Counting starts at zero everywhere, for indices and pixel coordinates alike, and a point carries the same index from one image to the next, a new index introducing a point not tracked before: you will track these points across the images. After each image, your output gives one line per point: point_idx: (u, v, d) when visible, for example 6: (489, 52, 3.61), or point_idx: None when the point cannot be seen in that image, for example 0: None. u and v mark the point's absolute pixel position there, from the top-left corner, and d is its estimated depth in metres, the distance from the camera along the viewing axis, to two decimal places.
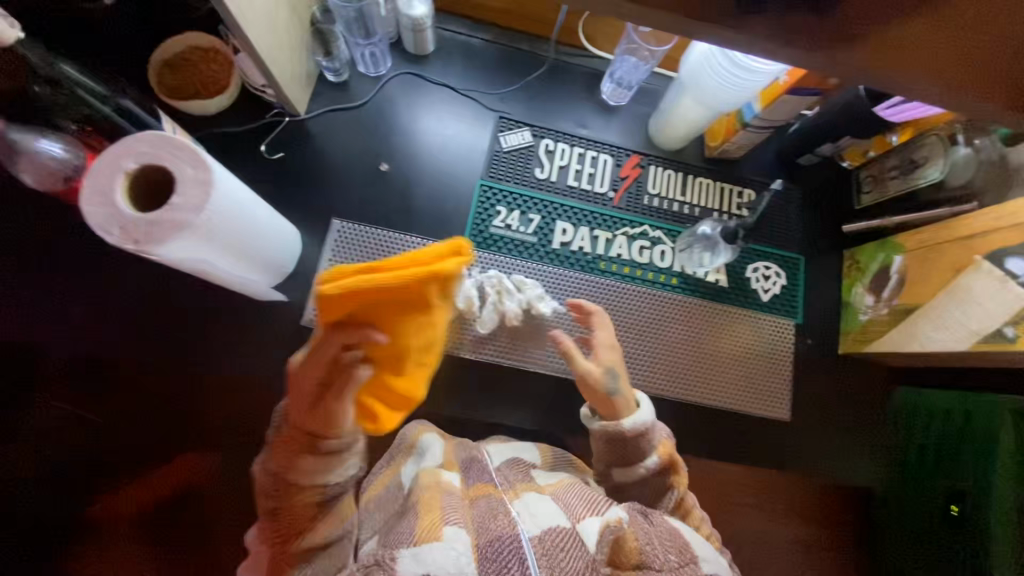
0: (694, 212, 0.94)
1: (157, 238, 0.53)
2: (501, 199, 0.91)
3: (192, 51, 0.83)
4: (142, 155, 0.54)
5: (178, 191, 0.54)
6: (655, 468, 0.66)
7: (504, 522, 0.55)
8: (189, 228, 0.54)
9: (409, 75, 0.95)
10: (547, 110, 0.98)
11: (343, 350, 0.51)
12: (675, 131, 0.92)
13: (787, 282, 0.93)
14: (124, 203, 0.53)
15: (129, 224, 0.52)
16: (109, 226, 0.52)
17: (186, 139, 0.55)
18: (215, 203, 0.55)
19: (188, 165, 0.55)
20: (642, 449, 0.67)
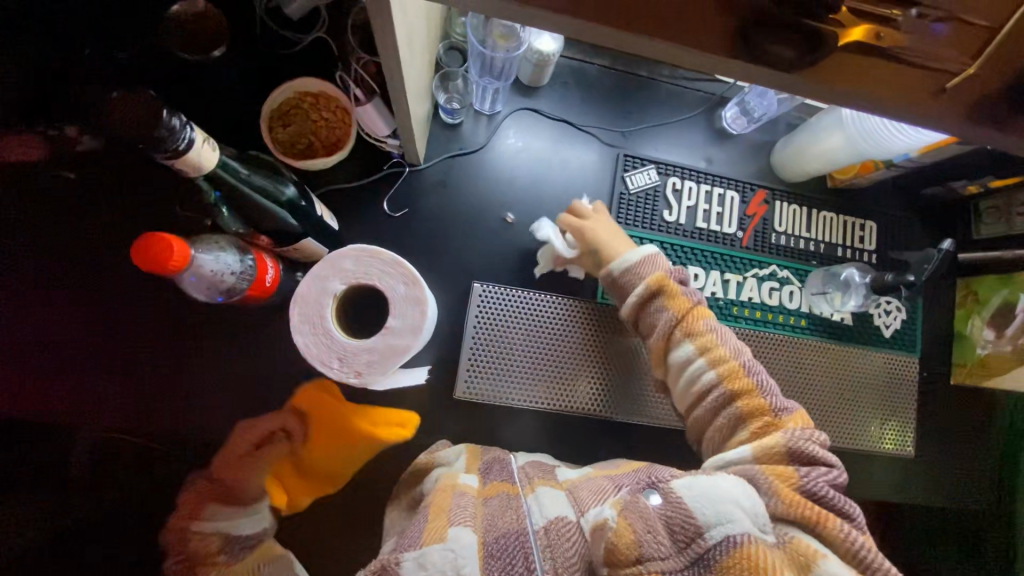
0: (819, 249, 0.92)
1: (376, 367, 0.54)
2: (631, 246, 0.87)
3: (301, 98, 0.75)
4: (348, 275, 0.54)
5: (393, 313, 0.55)
6: (659, 307, 0.69)
7: (511, 519, 0.59)
8: (406, 351, 0.55)
9: (523, 110, 0.88)
10: (669, 143, 0.91)
11: (272, 431, 0.74)
12: (807, 169, 0.88)
13: (907, 317, 0.94)
14: (336, 329, 0.54)
15: (348, 353, 0.53)
16: (329, 359, 0.54)
17: (390, 255, 0.54)
18: (426, 321, 0.56)
19: (398, 284, 0.55)
20: (627, 285, 0.71)
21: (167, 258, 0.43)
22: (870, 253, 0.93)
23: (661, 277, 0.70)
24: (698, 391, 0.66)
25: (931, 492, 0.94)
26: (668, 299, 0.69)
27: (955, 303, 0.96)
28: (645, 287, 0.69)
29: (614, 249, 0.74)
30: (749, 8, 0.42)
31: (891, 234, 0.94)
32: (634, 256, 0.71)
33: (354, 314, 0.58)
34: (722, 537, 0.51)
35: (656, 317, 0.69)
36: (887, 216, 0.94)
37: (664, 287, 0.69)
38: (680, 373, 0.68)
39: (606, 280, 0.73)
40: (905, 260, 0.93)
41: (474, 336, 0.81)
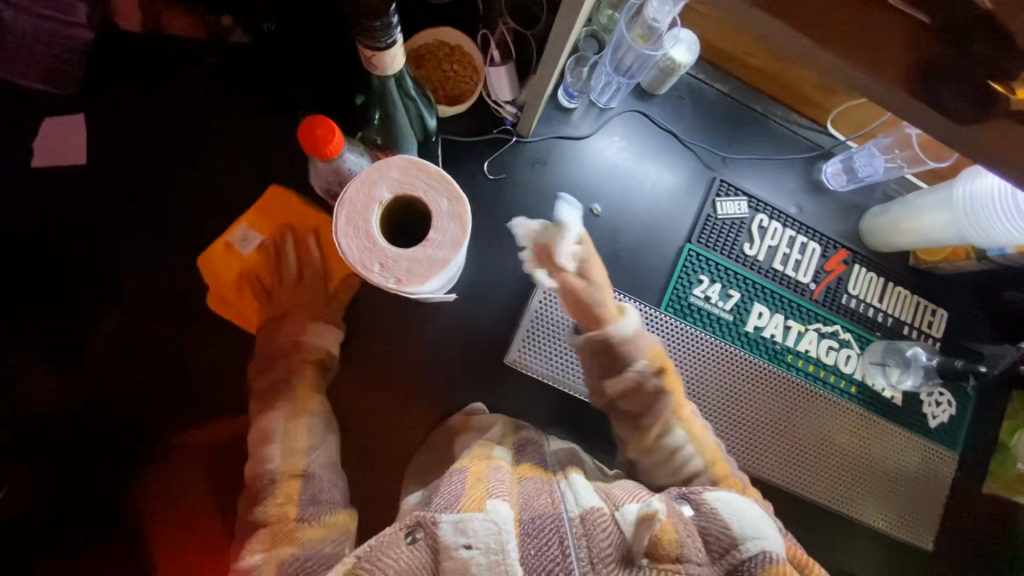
0: (887, 322, 0.91)
1: (418, 275, 0.49)
2: (704, 268, 0.88)
3: (438, 45, 0.78)
4: (395, 183, 0.50)
5: (437, 225, 0.50)
6: (655, 387, 0.67)
7: (547, 503, 0.60)
8: (446, 266, 0.50)
9: (636, 113, 0.90)
10: (766, 181, 0.92)
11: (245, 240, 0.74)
12: (895, 240, 0.88)
13: (956, 412, 0.92)
14: (381, 237, 0.50)
15: (390, 260, 0.49)
16: (370, 262, 0.49)
17: (436, 167, 0.51)
18: (468, 238, 0.51)
19: (444, 199, 0.51)
20: (628, 355, 0.66)
21: (326, 139, 0.46)
22: (936, 339, 0.92)
23: (659, 353, 0.68)
24: (682, 468, 0.66)
25: None
26: (664, 380, 0.67)
27: (1006, 413, 0.95)
28: (645, 363, 0.66)
29: (610, 310, 0.67)
30: (933, 55, 0.43)
31: (959, 326, 0.93)
32: (630, 327, 0.67)
33: (403, 228, 0.52)
34: (759, 549, 0.55)
35: (649, 395, 0.67)
36: (961, 308, 0.93)
37: (665, 369, 0.67)
38: (661, 449, 0.67)
39: (598, 346, 0.67)
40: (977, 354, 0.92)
41: (538, 312, 0.82)
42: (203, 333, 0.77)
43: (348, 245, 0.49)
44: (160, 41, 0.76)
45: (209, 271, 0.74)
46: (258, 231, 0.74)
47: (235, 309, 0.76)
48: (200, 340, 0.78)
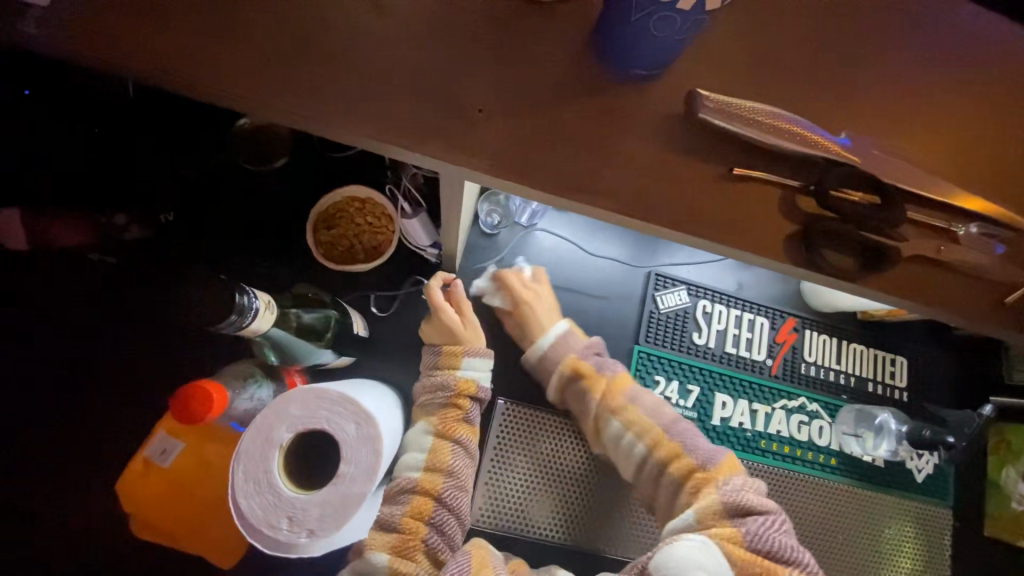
0: (850, 383, 0.90)
1: (330, 522, 0.45)
2: (658, 367, 0.85)
3: (348, 202, 0.75)
4: (295, 420, 0.47)
5: (347, 456, 0.47)
6: (580, 390, 0.72)
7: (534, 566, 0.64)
8: (363, 502, 0.46)
9: (561, 223, 0.89)
10: (702, 264, 0.91)
11: (156, 452, 0.66)
12: (835, 304, 0.88)
13: (940, 462, 0.90)
14: (287, 486, 0.45)
15: (300, 512, 0.45)
16: (277, 519, 0.45)
17: (337, 391, 0.47)
18: (385, 460, 0.47)
19: (352, 422, 0.47)
20: (548, 370, 0.75)
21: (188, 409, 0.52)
22: (901, 390, 0.91)
23: (573, 359, 0.73)
24: (635, 461, 0.68)
25: None
26: (586, 382, 0.71)
27: (986, 448, 0.92)
28: (561, 372, 0.73)
29: (535, 328, 0.76)
30: (812, 219, 0.43)
31: (918, 371, 0.93)
32: (549, 339, 0.75)
33: (316, 459, 0.49)
34: None
35: (580, 401, 0.72)
36: (916, 353, 0.93)
37: (578, 369, 0.72)
38: (614, 449, 0.70)
39: (533, 363, 0.76)
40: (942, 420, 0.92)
41: (494, 457, 0.79)
42: (131, 555, 0.70)
43: (251, 503, 0.45)
44: (49, 251, 0.72)
45: (132, 500, 0.66)
46: (175, 437, 0.66)
47: (165, 531, 0.67)
48: (129, 562, 0.70)
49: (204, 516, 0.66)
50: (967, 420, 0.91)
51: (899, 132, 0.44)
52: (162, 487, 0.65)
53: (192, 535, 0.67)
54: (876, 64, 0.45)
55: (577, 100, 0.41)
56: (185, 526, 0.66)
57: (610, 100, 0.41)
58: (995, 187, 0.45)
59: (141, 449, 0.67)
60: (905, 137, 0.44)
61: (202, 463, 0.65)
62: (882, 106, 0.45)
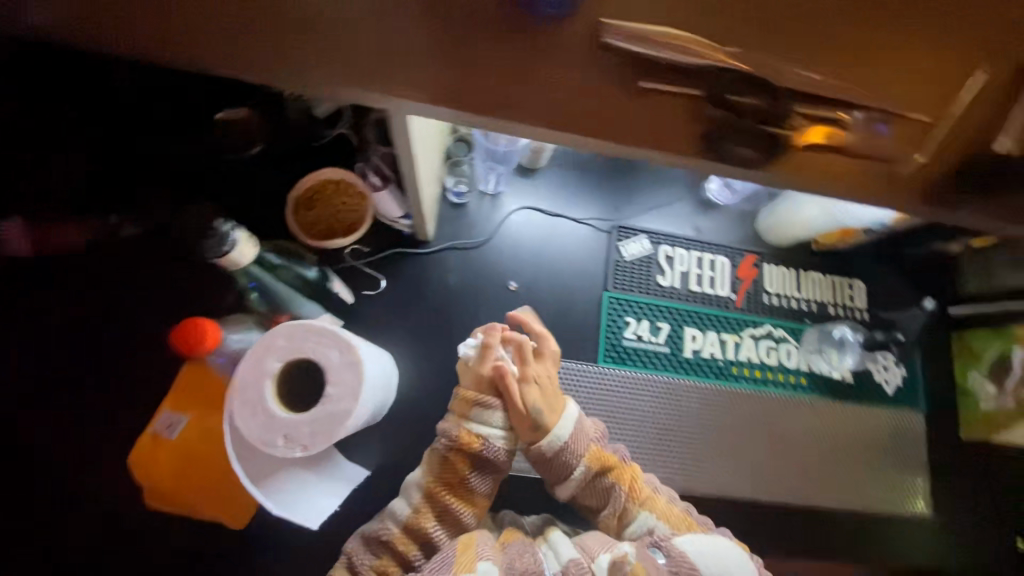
0: (812, 308, 0.95)
1: (320, 436, 0.51)
2: (629, 310, 0.91)
3: (323, 184, 0.82)
4: (283, 350, 0.52)
5: (332, 379, 0.52)
6: (605, 484, 0.70)
7: (531, 559, 0.63)
8: (349, 419, 0.51)
9: (524, 188, 0.96)
10: (660, 214, 0.98)
11: (166, 423, 0.71)
12: (786, 234, 0.95)
13: (906, 372, 0.96)
14: (278, 408, 0.51)
15: (292, 429, 0.50)
16: (273, 436, 0.50)
17: (321, 324, 0.53)
18: (367, 383, 0.52)
19: (335, 350, 0.52)
20: (565, 466, 0.69)
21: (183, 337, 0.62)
22: (861, 310, 0.97)
23: (597, 451, 0.70)
24: None
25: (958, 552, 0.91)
26: (613, 474, 0.70)
27: (950, 357, 0.98)
28: (587, 467, 0.69)
29: (547, 417, 0.68)
30: (713, 119, 0.50)
31: (877, 292, 0.98)
32: (565, 430, 0.68)
33: (305, 388, 0.54)
34: None
35: (602, 493, 0.70)
36: (872, 276, 0.99)
37: (605, 463, 0.69)
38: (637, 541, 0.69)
39: (538, 456, 0.69)
40: (904, 334, 0.98)
41: None
42: (148, 526, 0.74)
43: (246, 424, 0.50)
44: (49, 254, 0.78)
45: (145, 471, 0.70)
46: (182, 410, 0.72)
47: (177, 499, 0.71)
48: (148, 532, 0.74)
49: (214, 481, 0.71)
50: (921, 318, 0.99)
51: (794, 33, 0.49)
52: (171, 456, 0.70)
53: (205, 502, 0.71)
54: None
55: (496, 36, 0.47)
56: (196, 493, 0.71)
57: (530, 31, 0.47)
58: (889, 74, 0.50)
59: (149, 424, 0.72)
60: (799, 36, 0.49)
61: (206, 434, 0.70)
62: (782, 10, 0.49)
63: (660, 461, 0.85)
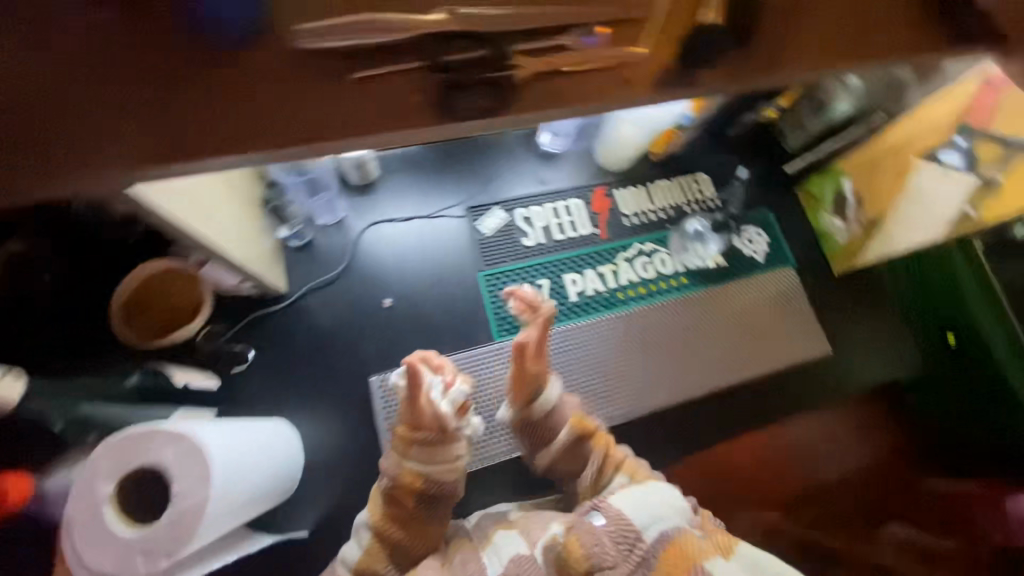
0: (668, 214, 1.02)
1: (182, 532, 0.53)
2: (507, 281, 0.93)
3: (147, 281, 0.78)
4: (112, 471, 0.54)
5: (176, 477, 0.54)
6: (581, 445, 0.72)
7: (475, 568, 0.56)
8: (207, 504, 0.54)
9: (365, 206, 0.94)
10: (506, 182, 1.00)
11: None
12: (620, 157, 1.00)
13: (769, 237, 1.04)
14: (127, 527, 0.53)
15: (151, 538, 0.52)
16: (133, 553, 0.52)
17: (140, 427, 0.55)
18: (211, 464, 0.55)
19: (167, 447, 0.55)
20: (551, 427, 0.72)
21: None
22: (712, 199, 1.04)
23: (584, 419, 0.72)
24: None
25: (872, 369, 1.00)
26: (590, 436, 0.71)
27: (802, 208, 1.06)
28: (568, 432, 0.71)
29: (535, 380, 0.71)
30: None
31: (719, 178, 1.06)
32: (555, 391, 0.72)
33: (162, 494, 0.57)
34: (657, 533, 0.52)
35: (584, 451, 0.72)
36: (710, 165, 1.06)
37: (585, 429, 0.71)
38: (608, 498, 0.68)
39: (523, 419, 0.73)
40: (755, 205, 1.06)
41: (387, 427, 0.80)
42: None
43: (103, 554, 0.53)
44: None
45: None
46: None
47: None
48: None
49: None
50: (765, 185, 1.07)
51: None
52: None
53: None
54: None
55: None
56: None
57: None
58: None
59: None
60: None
61: None
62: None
63: (577, 406, 0.87)
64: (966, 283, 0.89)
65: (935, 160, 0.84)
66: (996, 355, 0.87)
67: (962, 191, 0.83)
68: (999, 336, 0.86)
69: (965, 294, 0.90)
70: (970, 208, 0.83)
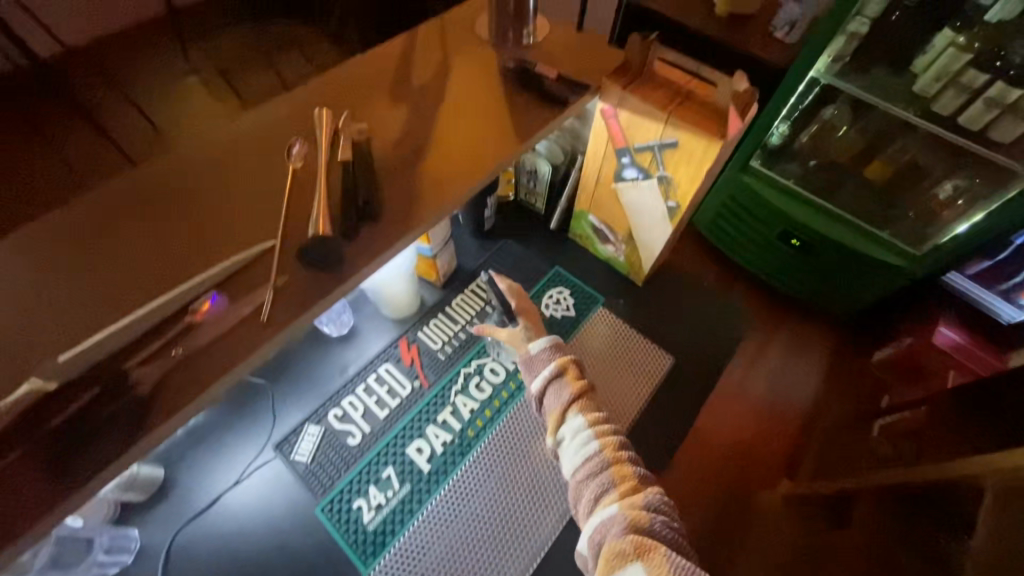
0: (473, 326, 1.02)
1: None
2: (351, 495, 0.84)
3: None
4: None
5: None
6: (557, 384, 0.72)
7: None
8: None
9: (164, 517, 0.82)
10: (307, 391, 0.93)
11: None
12: (402, 304, 1.00)
13: (571, 288, 1.10)
14: None
15: None
16: None
17: None
18: None
19: None
20: (536, 364, 0.74)
21: None
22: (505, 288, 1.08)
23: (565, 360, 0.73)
24: (586, 472, 0.66)
25: (717, 340, 1.10)
26: (561, 377, 0.72)
27: (581, 249, 1.15)
28: (553, 367, 0.73)
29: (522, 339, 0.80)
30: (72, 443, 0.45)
31: (501, 266, 1.11)
32: (542, 341, 0.75)
33: None
34: None
35: (548, 403, 0.72)
36: (486, 262, 1.11)
37: (563, 372, 0.72)
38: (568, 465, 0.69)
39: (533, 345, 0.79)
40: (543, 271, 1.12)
41: None
42: None
43: None
44: None
45: None
46: None
47: None
48: None
49: None
50: (543, 248, 1.14)
51: (69, 316, 0.50)
52: None
53: None
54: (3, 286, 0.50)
55: None
56: None
57: None
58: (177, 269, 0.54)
59: None
60: (77, 312, 0.50)
61: None
62: (33, 312, 0.49)
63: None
64: (763, 185, 1.24)
65: (624, 179, 0.90)
66: (820, 225, 1.20)
67: (657, 194, 0.88)
68: (806, 217, 1.21)
69: (768, 189, 1.24)
70: (670, 203, 0.88)
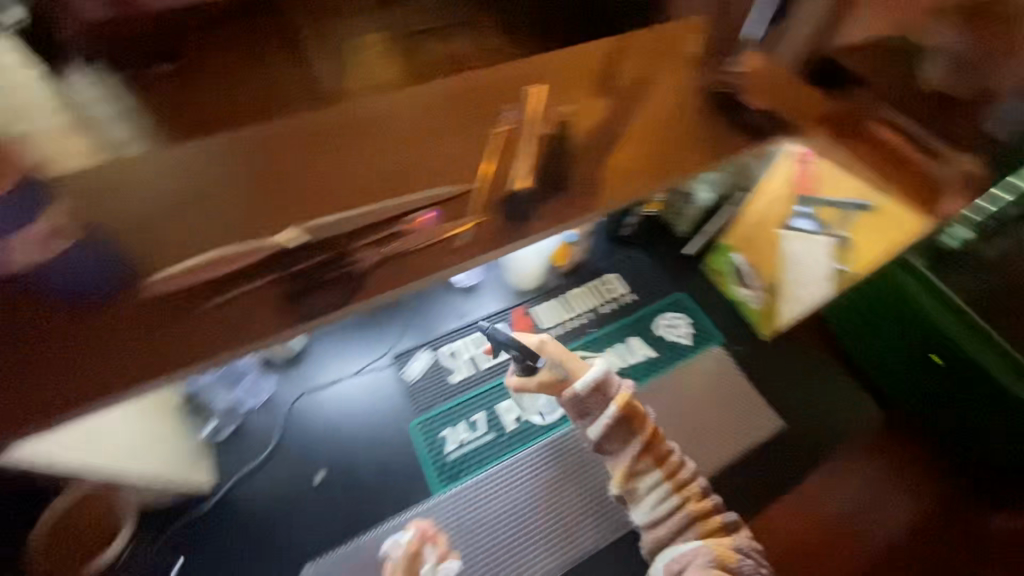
0: (587, 319, 1.07)
1: None
2: (440, 423, 0.94)
3: None
4: None
5: None
6: (625, 427, 0.70)
7: None
8: None
9: (291, 380, 0.97)
10: (426, 323, 1.04)
11: None
12: (529, 277, 1.07)
13: (688, 316, 1.09)
14: None
15: None
16: None
17: None
18: None
19: None
20: (596, 404, 0.69)
21: None
22: (626, 294, 1.11)
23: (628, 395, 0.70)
24: (661, 506, 0.72)
25: (830, 421, 1.03)
26: (631, 420, 0.70)
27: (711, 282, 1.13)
28: (618, 410, 0.69)
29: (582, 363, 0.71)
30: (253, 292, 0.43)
31: (628, 273, 1.13)
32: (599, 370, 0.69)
33: None
34: None
35: (614, 447, 0.72)
36: (616, 265, 1.13)
37: (632, 411, 0.70)
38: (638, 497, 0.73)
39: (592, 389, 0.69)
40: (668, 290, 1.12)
41: None
42: None
43: None
44: None
45: None
46: None
47: None
48: None
49: None
50: (675, 268, 1.14)
51: None
52: None
53: None
54: (208, 140, 0.45)
55: None
56: None
57: None
58: (383, 172, 0.48)
59: None
60: None
61: None
62: None
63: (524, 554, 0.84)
64: (927, 300, 0.90)
65: (795, 229, 0.94)
66: (985, 360, 0.86)
67: (827, 251, 0.91)
68: (978, 352, 0.86)
69: (943, 302, 0.90)
70: (838, 265, 0.91)
